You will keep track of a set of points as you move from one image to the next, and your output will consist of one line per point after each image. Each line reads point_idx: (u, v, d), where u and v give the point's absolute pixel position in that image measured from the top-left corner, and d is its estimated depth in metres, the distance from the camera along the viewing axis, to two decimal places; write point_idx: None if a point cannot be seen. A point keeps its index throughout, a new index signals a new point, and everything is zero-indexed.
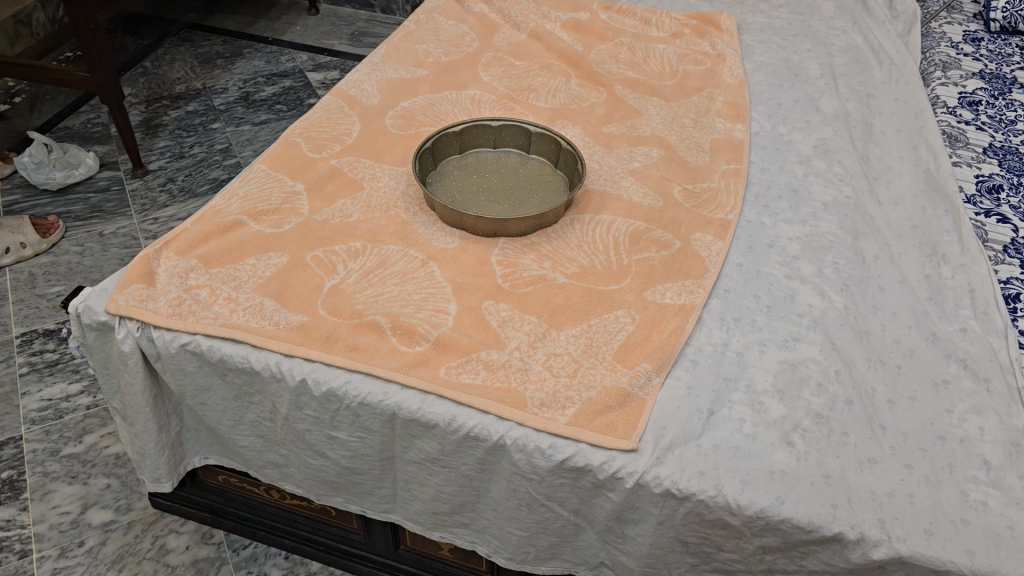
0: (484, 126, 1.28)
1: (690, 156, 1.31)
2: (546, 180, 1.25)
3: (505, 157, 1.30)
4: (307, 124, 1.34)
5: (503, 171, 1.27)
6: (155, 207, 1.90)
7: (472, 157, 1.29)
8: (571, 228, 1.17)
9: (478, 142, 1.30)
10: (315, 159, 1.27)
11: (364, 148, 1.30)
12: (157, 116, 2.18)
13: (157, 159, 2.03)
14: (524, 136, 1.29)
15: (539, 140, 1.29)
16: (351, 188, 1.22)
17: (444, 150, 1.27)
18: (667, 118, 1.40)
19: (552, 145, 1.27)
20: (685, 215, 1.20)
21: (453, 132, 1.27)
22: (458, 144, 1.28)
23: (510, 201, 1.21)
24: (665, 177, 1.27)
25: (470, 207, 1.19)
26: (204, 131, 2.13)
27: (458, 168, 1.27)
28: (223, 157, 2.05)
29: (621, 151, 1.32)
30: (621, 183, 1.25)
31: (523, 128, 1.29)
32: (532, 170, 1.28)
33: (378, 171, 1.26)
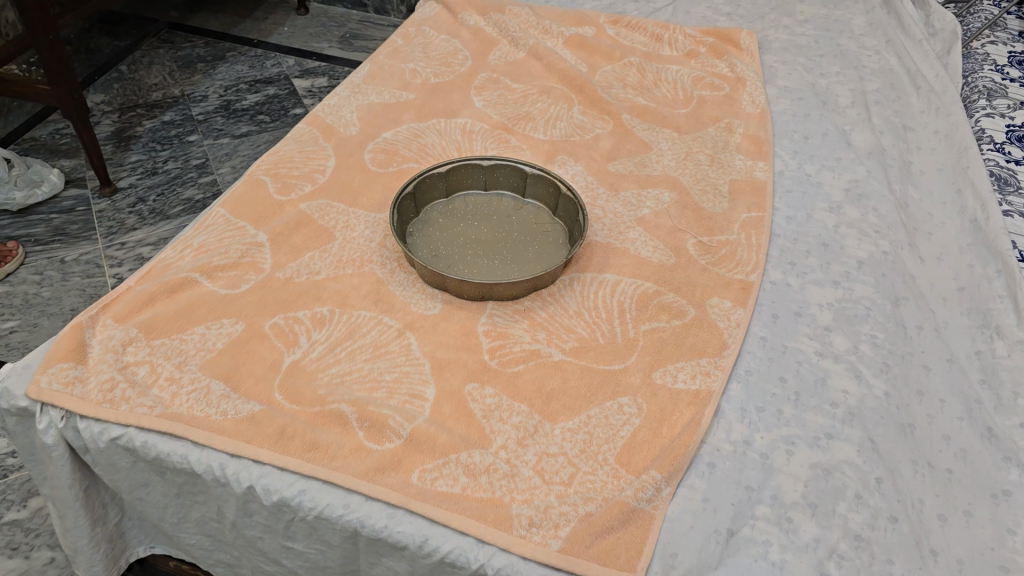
0: (473, 166, 1.14)
1: (707, 200, 1.16)
2: (543, 230, 1.11)
3: (497, 201, 1.15)
4: (275, 158, 1.19)
5: (494, 218, 1.12)
6: (123, 231, 1.76)
7: (460, 201, 1.14)
8: (570, 290, 1.02)
9: (467, 183, 1.15)
10: (282, 202, 1.12)
11: (337, 189, 1.14)
12: (130, 126, 2.03)
13: (128, 175, 1.89)
14: (518, 177, 1.14)
15: (536, 182, 1.13)
16: (321, 238, 1.07)
17: (428, 193, 1.12)
18: (680, 153, 1.25)
19: (551, 188, 1.12)
20: (700, 274, 1.05)
21: (438, 173, 1.12)
22: (444, 186, 1.14)
23: (501, 255, 1.06)
24: (678, 227, 1.12)
25: (455, 264, 1.04)
26: (180, 144, 1.99)
27: (444, 214, 1.12)
28: (199, 174, 1.91)
29: (628, 194, 1.17)
30: (628, 233, 1.10)
31: (517, 168, 1.14)
32: (527, 218, 1.13)
33: (352, 217, 1.11)
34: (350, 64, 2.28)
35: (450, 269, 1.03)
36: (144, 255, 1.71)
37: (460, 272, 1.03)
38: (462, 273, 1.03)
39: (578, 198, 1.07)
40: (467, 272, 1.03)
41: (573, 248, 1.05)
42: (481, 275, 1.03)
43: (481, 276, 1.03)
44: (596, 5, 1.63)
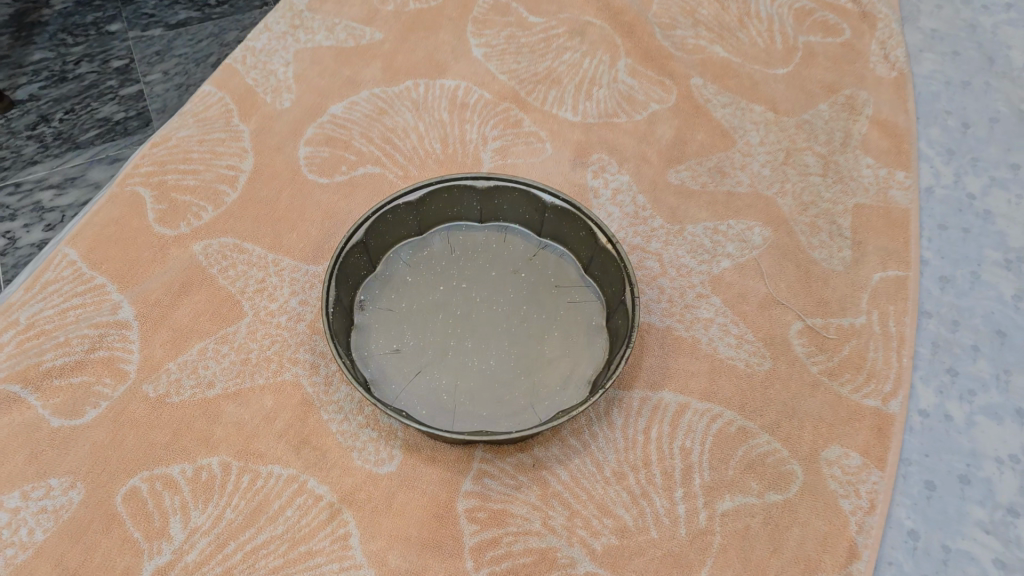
0: (461, 188, 0.73)
1: (819, 245, 0.76)
2: (568, 300, 0.72)
3: (499, 241, 0.75)
4: (162, 153, 0.78)
5: (493, 274, 0.73)
6: (17, 166, 1.27)
7: (442, 240, 0.75)
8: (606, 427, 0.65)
9: (453, 211, 0.75)
10: (164, 240, 0.73)
11: (252, 216, 0.74)
12: (33, 7, 1.42)
13: (26, 81, 1.34)
14: (531, 206, 0.74)
15: (558, 218, 0.73)
16: (219, 315, 0.69)
17: (392, 231, 0.73)
18: (779, 150, 0.82)
19: (582, 231, 0.72)
20: (811, 397, 0.67)
21: (406, 204, 0.72)
22: (417, 218, 0.74)
23: (500, 352, 0.69)
24: (775, 298, 0.72)
25: (427, 372, 0.67)
26: (96, 35, 1.39)
27: (416, 266, 0.73)
28: (121, 82, 1.35)
29: (698, 232, 0.76)
30: (696, 310, 0.71)
31: (531, 195, 0.73)
32: (545, 274, 0.73)
33: (273, 273, 0.71)
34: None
35: (418, 383, 0.66)
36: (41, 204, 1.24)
37: (433, 391, 0.66)
38: (438, 391, 0.66)
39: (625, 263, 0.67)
40: (444, 391, 0.66)
41: (613, 351, 0.66)
42: (466, 398, 0.66)
43: (466, 398, 0.66)
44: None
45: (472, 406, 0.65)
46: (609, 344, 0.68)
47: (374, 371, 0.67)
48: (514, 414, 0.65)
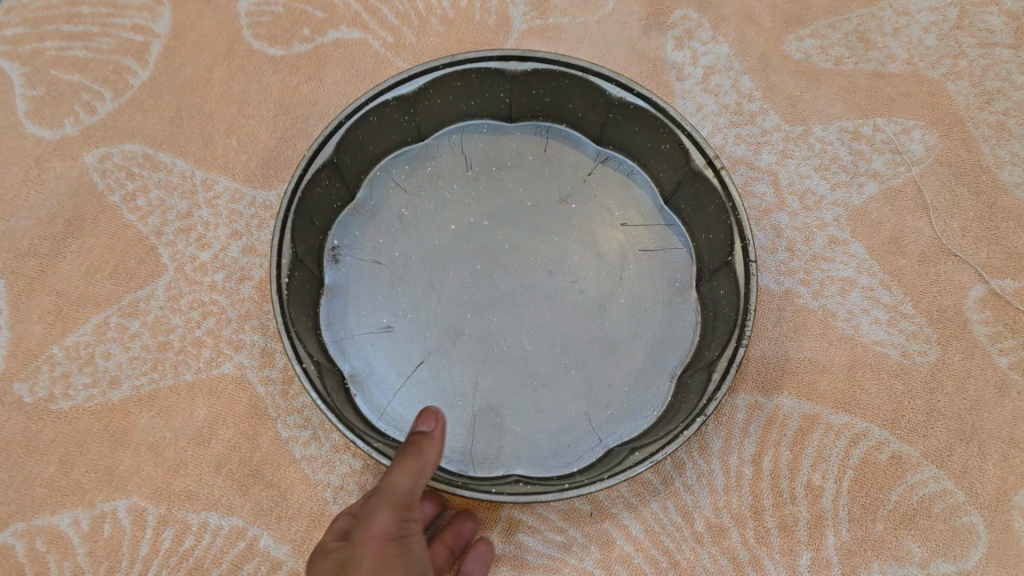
0: (482, 74, 0.47)
1: (1010, 161, 0.51)
2: (639, 246, 0.48)
3: (536, 150, 0.50)
4: (37, 5, 0.52)
5: (527, 204, 0.49)
6: None
7: (452, 149, 0.50)
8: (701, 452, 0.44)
9: (468, 104, 0.49)
10: (42, 147, 0.49)
11: (172, 112, 0.49)
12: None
13: None
14: (587, 101, 0.48)
15: (629, 120, 0.47)
16: (124, 272, 0.46)
17: (378, 140, 0.48)
18: (950, 6, 0.55)
19: (664, 145, 0.46)
20: (994, 408, 0.46)
21: (396, 101, 0.46)
22: (415, 118, 0.48)
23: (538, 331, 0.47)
24: (944, 248, 0.49)
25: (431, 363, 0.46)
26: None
27: (417, 192, 0.49)
28: None
29: (833, 140, 0.52)
30: (829, 266, 0.49)
31: (587, 85, 0.46)
32: (605, 203, 0.49)
33: (203, 202, 0.48)
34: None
35: (421, 381, 0.45)
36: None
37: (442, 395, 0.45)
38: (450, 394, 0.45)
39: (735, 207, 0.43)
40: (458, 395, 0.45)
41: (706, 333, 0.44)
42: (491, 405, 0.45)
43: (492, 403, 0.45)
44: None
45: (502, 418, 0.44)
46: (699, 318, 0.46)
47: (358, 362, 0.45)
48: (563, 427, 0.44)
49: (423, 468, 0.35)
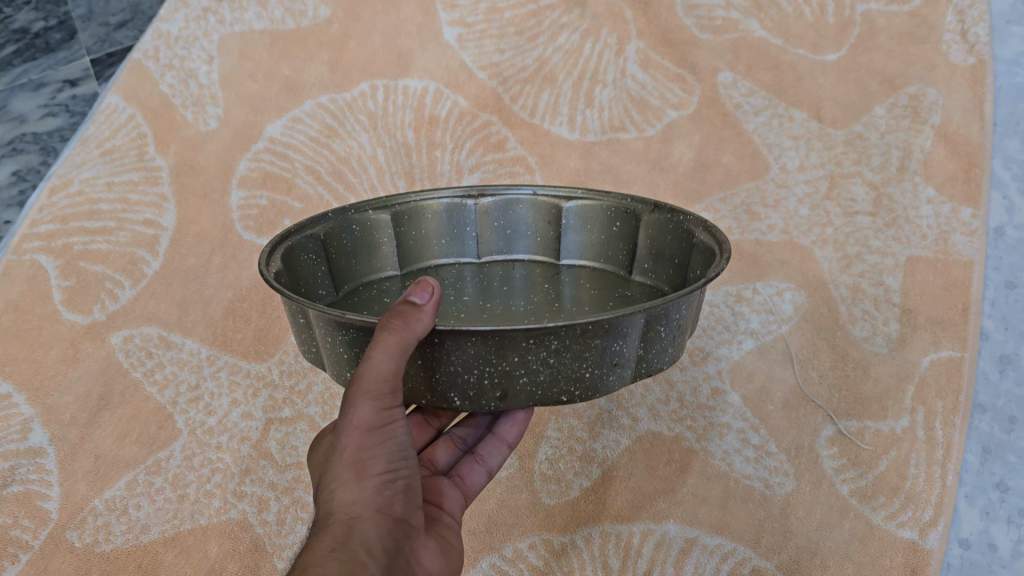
0: (447, 210, 0.53)
1: (862, 318, 0.64)
2: (627, 303, 0.47)
3: (504, 275, 0.52)
4: (65, 204, 0.63)
5: (506, 290, 0.49)
6: None
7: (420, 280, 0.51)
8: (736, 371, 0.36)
9: (437, 245, 0.53)
10: (75, 331, 0.60)
11: (179, 296, 0.62)
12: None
13: None
14: (541, 220, 0.53)
15: (581, 229, 0.52)
16: (147, 436, 0.58)
17: (360, 253, 0.51)
18: (821, 178, 0.68)
19: (615, 225, 0.51)
20: (837, 527, 0.58)
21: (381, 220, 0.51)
22: (392, 246, 0.52)
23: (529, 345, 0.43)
24: (802, 394, 0.62)
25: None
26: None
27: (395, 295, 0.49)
28: None
29: (719, 304, 0.65)
30: (711, 413, 0.61)
31: (540, 202, 0.53)
32: (585, 288, 0.49)
33: (208, 376, 0.60)
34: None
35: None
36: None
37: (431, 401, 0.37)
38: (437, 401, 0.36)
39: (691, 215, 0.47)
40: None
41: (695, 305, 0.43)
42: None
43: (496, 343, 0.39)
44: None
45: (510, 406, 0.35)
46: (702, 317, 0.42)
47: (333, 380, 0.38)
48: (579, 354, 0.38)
49: (405, 345, 0.32)
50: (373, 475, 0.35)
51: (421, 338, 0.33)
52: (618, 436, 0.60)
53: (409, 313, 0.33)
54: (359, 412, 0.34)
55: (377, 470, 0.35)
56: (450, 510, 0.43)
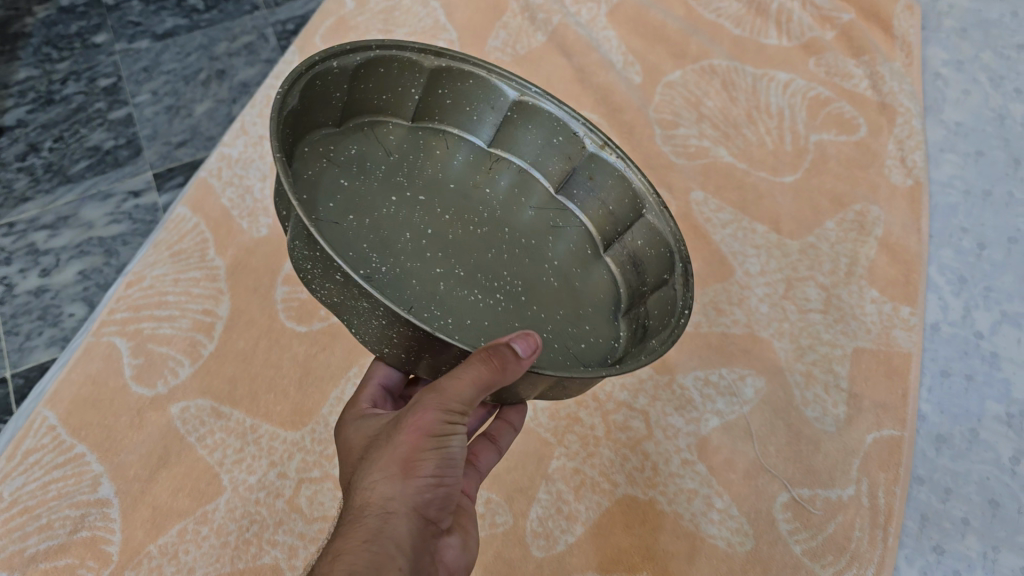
0: (401, 64, 0.66)
1: (813, 400, 0.74)
2: (569, 249, 0.67)
3: (443, 145, 0.69)
4: (138, 295, 0.75)
5: (454, 190, 0.66)
6: (8, 204, 1.14)
7: (369, 133, 0.67)
8: (629, 250, 0.68)
9: (378, 99, 0.67)
10: (142, 402, 0.71)
11: (230, 373, 0.73)
12: (16, 16, 1.29)
13: (15, 105, 1.21)
14: (487, 104, 0.70)
15: (523, 123, 0.70)
16: (198, 491, 0.68)
17: (314, 108, 0.62)
18: (779, 281, 0.80)
19: (557, 138, 0.70)
20: None
21: (342, 70, 0.62)
22: (342, 98, 0.64)
23: (494, 263, 0.62)
24: (761, 465, 0.71)
25: (410, 242, 0.60)
26: (82, 48, 1.26)
27: (351, 172, 0.63)
28: (109, 105, 1.22)
29: (689, 386, 0.75)
30: (680, 480, 0.71)
31: (490, 82, 0.69)
32: (513, 184, 0.69)
33: (251, 441, 0.70)
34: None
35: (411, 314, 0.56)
36: (53, 305, 1.07)
37: (432, 287, 0.58)
38: (444, 327, 0.56)
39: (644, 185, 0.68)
40: (445, 310, 0.58)
41: (637, 339, 0.61)
42: (488, 317, 0.58)
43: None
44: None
45: (501, 327, 0.59)
46: (625, 264, 0.67)
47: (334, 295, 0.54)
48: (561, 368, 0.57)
49: (490, 381, 0.48)
50: (417, 471, 0.50)
51: (496, 383, 0.49)
52: (599, 499, 0.70)
53: (506, 362, 0.48)
54: (429, 417, 0.50)
55: (427, 473, 0.50)
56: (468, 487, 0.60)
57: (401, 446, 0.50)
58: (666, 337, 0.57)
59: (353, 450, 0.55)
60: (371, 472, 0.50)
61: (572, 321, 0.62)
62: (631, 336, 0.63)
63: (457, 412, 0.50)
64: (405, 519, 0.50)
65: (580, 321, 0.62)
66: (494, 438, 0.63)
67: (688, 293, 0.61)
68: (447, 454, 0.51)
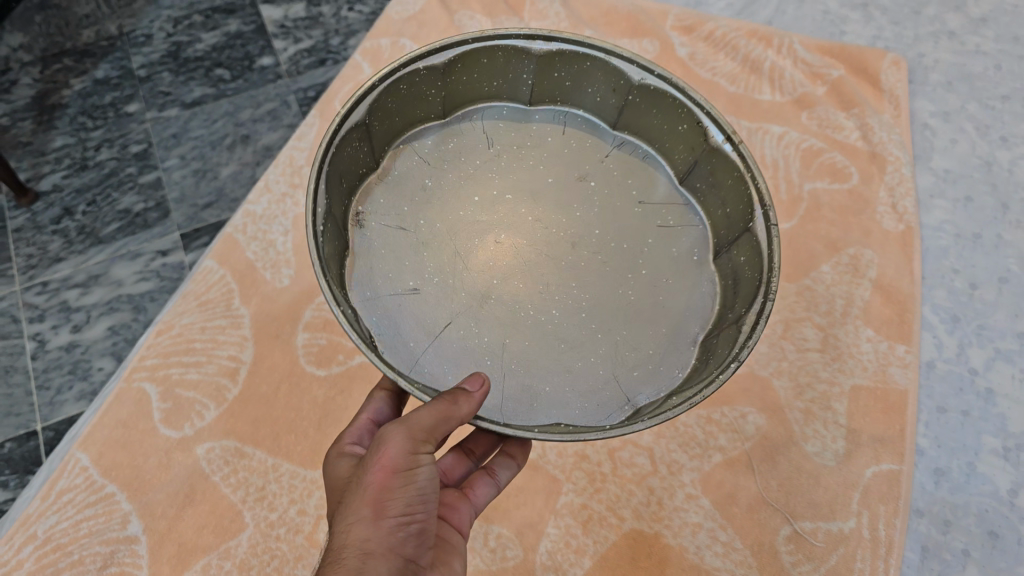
0: (507, 49, 0.65)
1: (813, 436, 0.77)
2: (661, 253, 0.64)
3: (559, 130, 0.69)
4: (167, 342, 0.80)
5: (549, 186, 0.66)
6: (43, 263, 1.20)
7: (483, 117, 0.69)
8: (733, 267, 0.61)
9: (491, 85, 0.68)
10: (169, 444, 0.75)
11: (253, 415, 0.77)
12: (55, 88, 1.36)
13: (52, 172, 1.28)
14: (608, 86, 0.66)
15: (659, 104, 0.65)
16: (222, 527, 0.72)
17: (403, 111, 0.65)
18: (777, 322, 0.83)
19: (681, 126, 0.64)
20: None
21: (426, 69, 0.63)
22: (440, 93, 0.66)
23: (567, 270, 0.63)
24: (763, 499, 0.74)
25: (471, 250, 0.63)
26: (115, 117, 1.33)
27: (438, 167, 0.66)
28: (140, 170, 1.28)
29: (693, 423, 0.78)
30: (685, 514, 0.73)
31: (610, 66, 0.65)
32: (625, 172, 0.67)
33: (273, 479, 0.74)
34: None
35: (439, 342, 0.59)
36: (83, 361, 1.12)
37: (481, 300, 0.61)
38: (478, 343, 0.60)
39: (764, 196, 0.58)
40: (489, 329, 0.60)
41: (698, 375, 0.56)
42: (540, 333, 0.60)
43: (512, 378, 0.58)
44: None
45: (548, 343, 0.60)
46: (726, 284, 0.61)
47: (379, 311, 0.59)
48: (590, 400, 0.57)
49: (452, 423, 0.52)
50: (388, 510, 0.53)
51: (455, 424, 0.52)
52: (607, 532, 0.73)
53: (461, 396, 0.52)
54: (395, 449, 0.54)
55: (398, 512, 0.53)
56: (460, 523, 0.64)
57: (372, 480, 0.53)
58: (687, 399, 0.53)
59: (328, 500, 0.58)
60: (345, 514, 0.53)
61: (635, 343, 0.60)
62: (696, 369, 0.58)
63: (420, 445, 0.54)
64: (384, 560, 0.51)
65: (645, 344, 0.60)
66: (491, 473, 0.67)
67: (741, 351, 0.53)
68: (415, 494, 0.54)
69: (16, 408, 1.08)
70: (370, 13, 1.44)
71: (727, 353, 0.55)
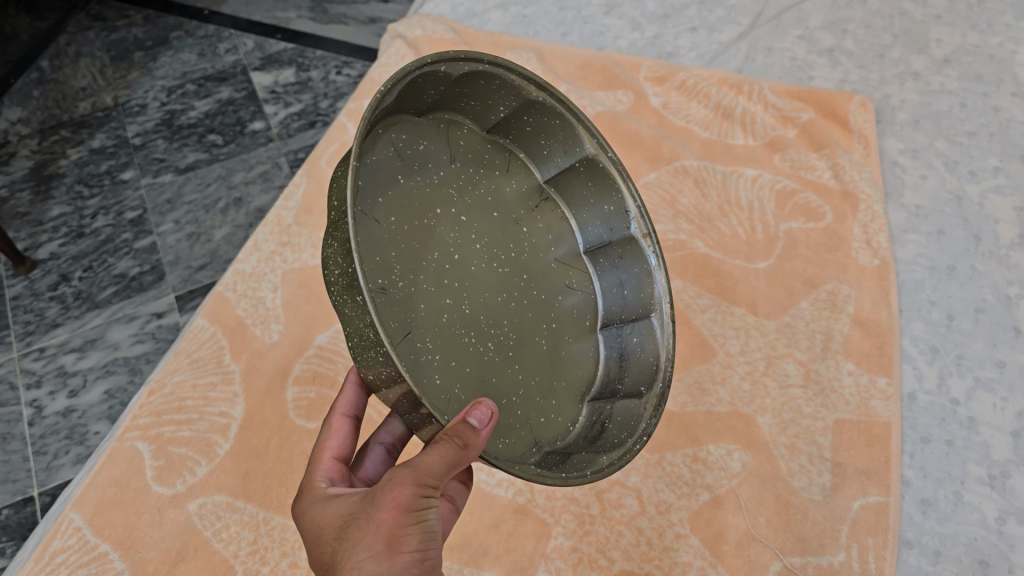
0: (502, 84, 0.60)
1: (799, 471, 0.77)
2: (566, 311, 0.63)
3: (505, 166, 0.63)
4: (159, 401, 0.81)
5: (498, 220, 0.60)
6: (40, 329, 1.22)
7: (448, 129, 0.60)
8: (620, 341, 0.65)
9: (466, 103, 0.62)
10: (162, 500, 0.76)
11: (244, 470, 0.78)
12: (52, 158, 1.40)
13: (48, 240, 1.31)
14: (562, 146, 0.66)
15: (579, 184, 0.67)
16: None
17: (404, 97, 0.55)
18: (760, 359, 0.85)
19: (608, 206, 0.68)
20: None
21: (443, 74, 0.56)
22: (429, 97, 0.58)
23: (505, 311, 0.58)
24: (753, 535, 0.74)
25: (432, 262, 0.55)
26: (111, 185, 1.37)
27: (408, 170, 0.55)
28: (135, 235, 1.31)
29: (680, 464, 0.79)
30: (675, 553, 0.74)
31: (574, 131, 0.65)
32: (552, 226, 0.65)
33: (264, 533, 0.75)
34: (348, 49, 1.54)
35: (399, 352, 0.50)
36: (80, 426, 1.12)
37: (436, 315, 0.53)
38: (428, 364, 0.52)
39: (657, 294, 0.66)
40: (437, 344, 0.53)
41: (597, 434, 0.60)
42: (471, 366, 0.54)
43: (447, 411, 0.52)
44: (639, 42, 1.15)
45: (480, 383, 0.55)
46: (611, 354, 0.65)
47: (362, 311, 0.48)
48: (506, 449, 0.55)
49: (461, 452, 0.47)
50: (402, 546, 0.47)
51: (465, 457, 0.47)
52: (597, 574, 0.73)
53: (469, 436, 0.47)
54: (406, 491, 0.48)
55: (412, 548, 0.47)
56: None
57: (384, 522, 0.47)
58: (613, 460, 0.58)
59: (315, 527, 0.52)
60: (353, 552, 0.47)
61: (542, 393, 0.59)
62: (587, 429, 0.61)
63: (430, 485, 0.48)
64: None
65: (551, 394, 0.59)
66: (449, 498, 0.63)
67: (649, 425, 0.61)
68: (428, 528, 0.48)
69: (13, 475, 1.08)
70: (358, 76, 1.50)
71: (631, 430, 0.62)
